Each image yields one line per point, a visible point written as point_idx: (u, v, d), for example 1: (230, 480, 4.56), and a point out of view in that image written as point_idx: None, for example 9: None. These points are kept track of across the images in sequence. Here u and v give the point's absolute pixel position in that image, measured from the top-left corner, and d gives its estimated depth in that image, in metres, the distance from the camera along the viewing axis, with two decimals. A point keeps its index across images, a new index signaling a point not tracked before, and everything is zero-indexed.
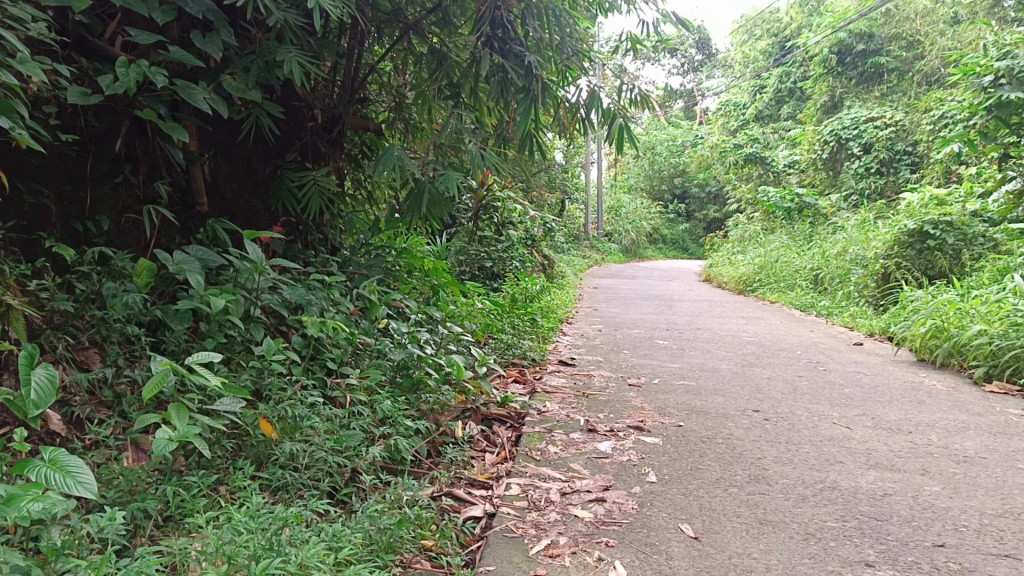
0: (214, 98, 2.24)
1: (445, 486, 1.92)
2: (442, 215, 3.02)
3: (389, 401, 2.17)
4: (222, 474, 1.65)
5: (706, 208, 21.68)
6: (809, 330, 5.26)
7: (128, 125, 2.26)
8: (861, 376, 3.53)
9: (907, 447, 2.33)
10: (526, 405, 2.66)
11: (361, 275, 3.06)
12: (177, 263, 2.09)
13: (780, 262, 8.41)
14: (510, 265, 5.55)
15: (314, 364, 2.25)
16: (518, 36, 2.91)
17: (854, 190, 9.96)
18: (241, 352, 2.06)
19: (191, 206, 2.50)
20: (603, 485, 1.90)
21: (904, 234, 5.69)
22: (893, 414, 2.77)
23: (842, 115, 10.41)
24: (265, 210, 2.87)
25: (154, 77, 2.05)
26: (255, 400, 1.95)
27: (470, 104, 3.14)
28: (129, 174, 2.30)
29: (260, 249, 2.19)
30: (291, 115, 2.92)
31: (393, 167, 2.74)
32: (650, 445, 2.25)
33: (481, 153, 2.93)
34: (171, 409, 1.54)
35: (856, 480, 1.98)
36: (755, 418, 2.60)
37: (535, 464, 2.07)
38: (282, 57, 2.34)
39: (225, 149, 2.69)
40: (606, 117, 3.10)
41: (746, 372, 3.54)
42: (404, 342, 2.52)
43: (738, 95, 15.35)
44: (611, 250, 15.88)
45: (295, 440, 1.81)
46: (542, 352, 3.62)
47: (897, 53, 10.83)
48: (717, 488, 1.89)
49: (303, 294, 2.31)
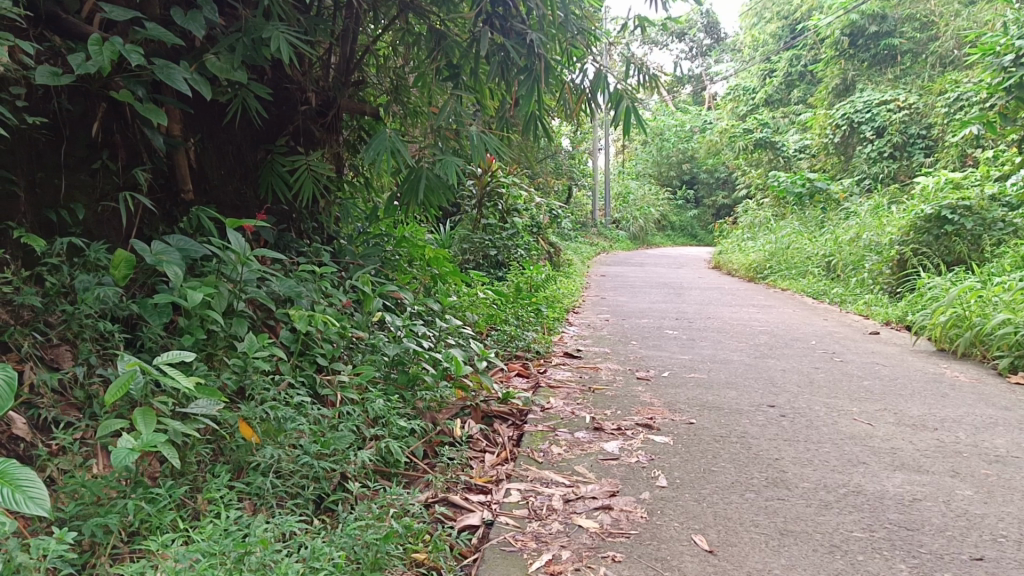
0: (197, 79, 2.10)
1: (441, 491, 1.80)
2: (441, 201, 2.89)
3: (382, 400, 2.04)
4: (198, 482, 1.53)
5: (715, 194, 21.50)
6: (823, 319, 5.12)
7: (105, 108, 2.13)
8: (879, 368, 3.39)
9: (934, 445, 2.20)
10: (529, 401, 2.52)
11: (356, 265, 2.92)
12: (155, 253, 1.95)
13: (791, 248, 8.25)
14: (515, 253, 5.40)
15: (303, 359, 2.12)
16: (520, 13, 2.77)
17: (867, 175, 9.79)
18: (224, 348, 1.93)
19: (175, 193, 2.38)
20: (610, 490, 1.77)
21: (920, 220, 5.52)
22: (916, 408, 2.63)
23: (854, 99, 10.20)
24: (256, 198, 2.74)
25: (129, 55, 1.91)
26: (237, 400, 1.83)
27: (470, 85, 3.00)
28: (107, 159, 2.17)
29: (244, 239, 2.06)
30: (282, 98, 2.79)
31: (385, 151, 2.60)
32: (660, 445, 2.12)
33: (481, 137, 2.77)
34: (137, 413, 1.41)
35: (882, 484, 1.85)
36: (770, 414, 2.46)
37: (538, 467, 1.94)
38: (268, 35, 2.20)
39: (211, 134, 2.56)
40: (612, 100, 2.96)
41: (760, 363, 3.39)
42: (399, 336, 2.40)
43: (747, 79, 15.13)
44: (618, 237, 15.71)
45: (278, 443, 1.69)
46: (547, 344, 3.49)
47: (911, 35, 10.65)
48: (733, 494, 1.76)
49: (293, 286, 2.18)
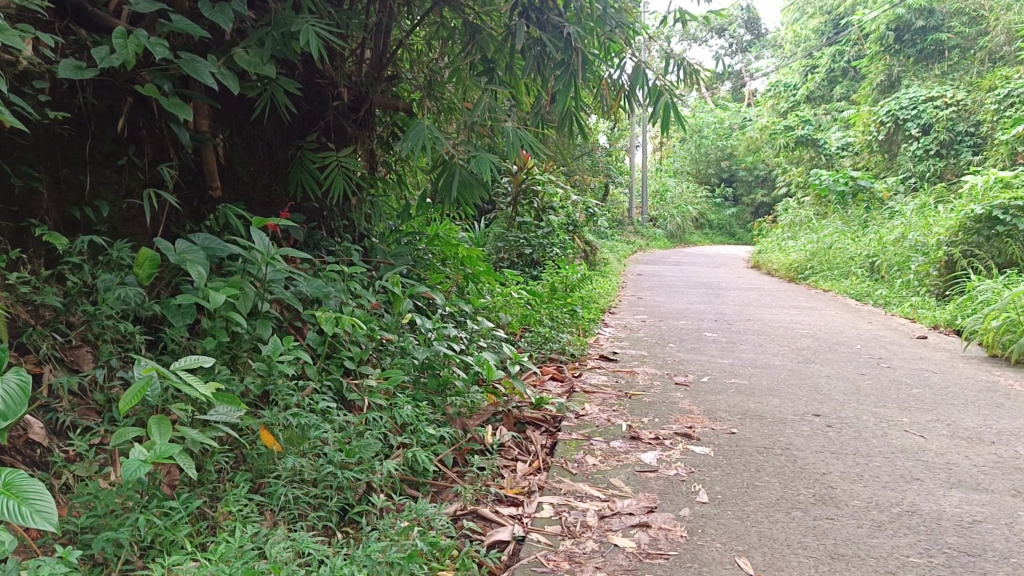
0: (225, 73, 2.04)
1: (469, 503, 1.72)
2: (475, 198, 2.81)
3: (411, 406, 1.97)
4: (217, 492, 1.48)
5: (754, 192, 21.19)
6: (867, 322, 4.96)
7: (132, 103, 2.10)
8: (929, 375, 3.25)
9: (992, 461, 2.07)
10: (563, 407, 2.43)
11: (387, 264, 2.85)
12: (180, 252, 1.89)
13: (834, 248, 8.06)
14: (550, 252, 5.30)
15: (330, 363, 2.05)
16: (557, 6, 2.69)
17: (912, 173, 9.54)
18: (248, 351, 1.88)
19: (203, 190, 2.34)
20: (647, 506, 1.68)
21: (970, 220, 5.34)
22: (971, 420, 2.50)
23: (900, 95, 9.94)
24: (286, 195, 2.68)
25: (152, 49, 1.85)
26: (260, 405, 1.77)
27: (505, 80, 2.92)
28: (133, 155, 2.13)
29: (269, 238, 1.99)
30: (314, 93, 2.73)
31: (420, 145, 2.52)
32: (700, 456, 2.02)
33: (517, 133, 2.69)
34: (152, 422, 1.35)
35: (938, 503, 1.74)
36: (816, 424, 2.35)
37: (571, 479, 1.85)
38: (298, 28, 2.13)
39: (240, 130, 2.50)
40: (651, 95, 2.86)
41: (803, 369, 3.27)
42: (429, 339, 2.32)
43: (789, 76, 14.87)
44: (655, 235, 15.53)
45: (302, 452, 1.63)
46: (582, 346, 3.39)
47: (960, 29, 10.36)
48: (778, 512, 1.66)
49: (321, 287, 2.12)
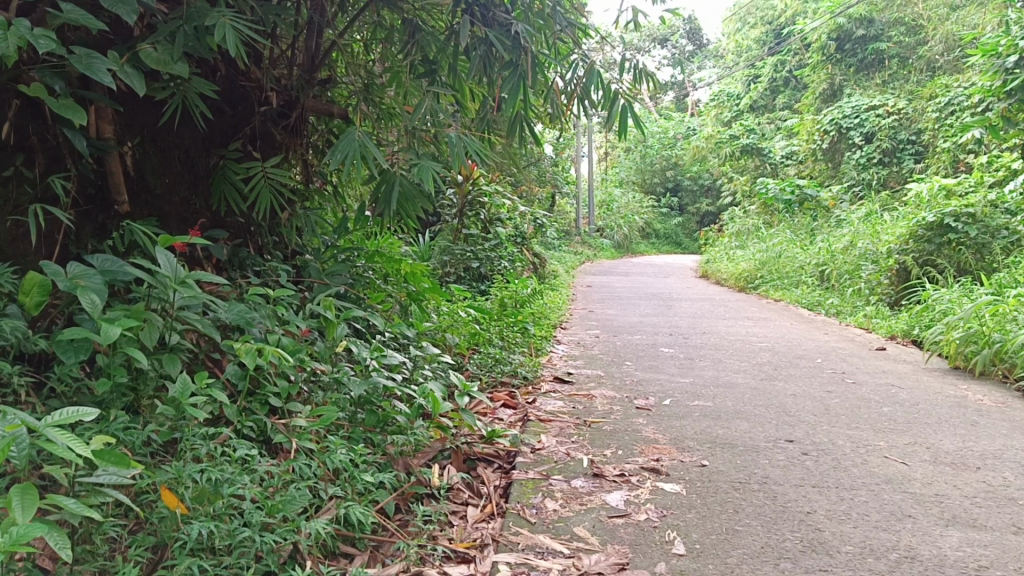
0: (128, 71, 1.78)
1: (414, 564, 1.48)
2: (417, 212, 2.58)
3: (345, 451, 1.73)
4: (107, 568, 1.22)
5: (699, 201, 21.31)
6: (824, 333, 4.84)
7: (18, 106, 1.82)
8: (896, 390, 3.11)
9: (983, 490, 1.91)
10: (518, 440, 2.21)
11: (322, 284, 2.58)
12: (71, 277, 1.61)
13: (783, 258, 8.00)
14: (498, 265, 5.08)
15: (253, 401, 1.79)
16: (503, 2, 2.47)
17: (856, 181, 9.58)
18: (153, 390, 1.61)
19: (108, 205, 2.07)
20: (618, 563, 1.47)
21: (921, 228, 5.27)
22: (951, 442, 2.34)
23: (842, 104, 9.96)
24: (207, 210, 2.42)
25: (37, 41, 1.59)
26: (165, 457, 1.52)
27: (448, 83, 2.70)
28: (22, 165, 1.87)
29: (177, 260, 1.72)
30: (238, 97, 2.47)
31: (355, 153, 2.25)
32: (670, 495, 1.82)
33: (461, 138, 2.45)
34: (12, 492, 1.07)
35: (938, 546, 1.56)
36: (791, 452, 2.17)
37: (531, 530, 1.64)
38: (212, 22, 1.88)
39: (153, 136, 2.24)
40: (606, 99, 2.66)
41: (767, 387, 3.10)
42: (366, 369, 2.08)
43: (731, 86, 14.95)
44: (602, 246, 15.43)
45: (212, 512, 1.37)
46: (534, 367, 3.18)
47: (899, 39, 10.46)
48: (765, 564, 1.46)
49: (242, 313, 1.86)
